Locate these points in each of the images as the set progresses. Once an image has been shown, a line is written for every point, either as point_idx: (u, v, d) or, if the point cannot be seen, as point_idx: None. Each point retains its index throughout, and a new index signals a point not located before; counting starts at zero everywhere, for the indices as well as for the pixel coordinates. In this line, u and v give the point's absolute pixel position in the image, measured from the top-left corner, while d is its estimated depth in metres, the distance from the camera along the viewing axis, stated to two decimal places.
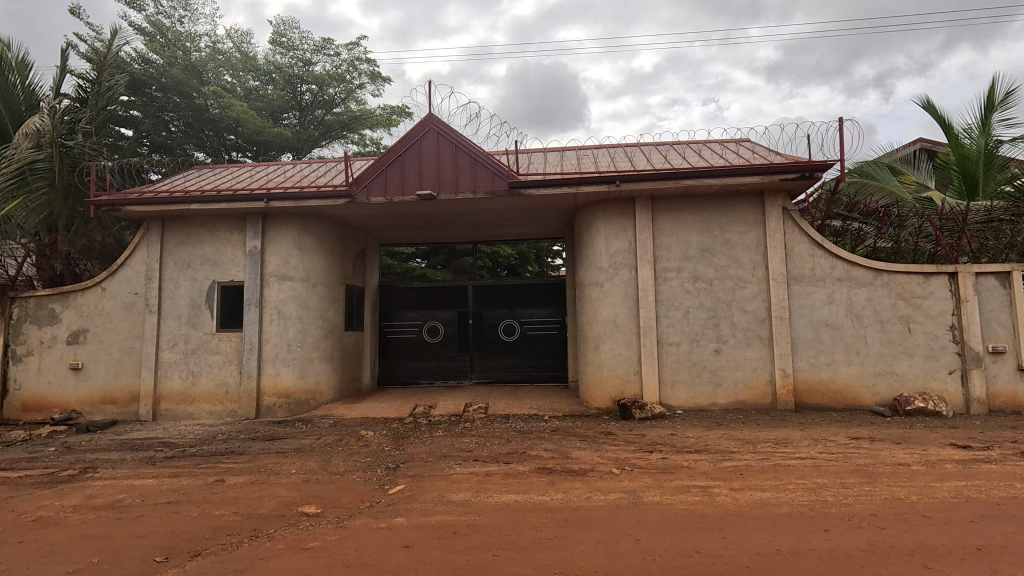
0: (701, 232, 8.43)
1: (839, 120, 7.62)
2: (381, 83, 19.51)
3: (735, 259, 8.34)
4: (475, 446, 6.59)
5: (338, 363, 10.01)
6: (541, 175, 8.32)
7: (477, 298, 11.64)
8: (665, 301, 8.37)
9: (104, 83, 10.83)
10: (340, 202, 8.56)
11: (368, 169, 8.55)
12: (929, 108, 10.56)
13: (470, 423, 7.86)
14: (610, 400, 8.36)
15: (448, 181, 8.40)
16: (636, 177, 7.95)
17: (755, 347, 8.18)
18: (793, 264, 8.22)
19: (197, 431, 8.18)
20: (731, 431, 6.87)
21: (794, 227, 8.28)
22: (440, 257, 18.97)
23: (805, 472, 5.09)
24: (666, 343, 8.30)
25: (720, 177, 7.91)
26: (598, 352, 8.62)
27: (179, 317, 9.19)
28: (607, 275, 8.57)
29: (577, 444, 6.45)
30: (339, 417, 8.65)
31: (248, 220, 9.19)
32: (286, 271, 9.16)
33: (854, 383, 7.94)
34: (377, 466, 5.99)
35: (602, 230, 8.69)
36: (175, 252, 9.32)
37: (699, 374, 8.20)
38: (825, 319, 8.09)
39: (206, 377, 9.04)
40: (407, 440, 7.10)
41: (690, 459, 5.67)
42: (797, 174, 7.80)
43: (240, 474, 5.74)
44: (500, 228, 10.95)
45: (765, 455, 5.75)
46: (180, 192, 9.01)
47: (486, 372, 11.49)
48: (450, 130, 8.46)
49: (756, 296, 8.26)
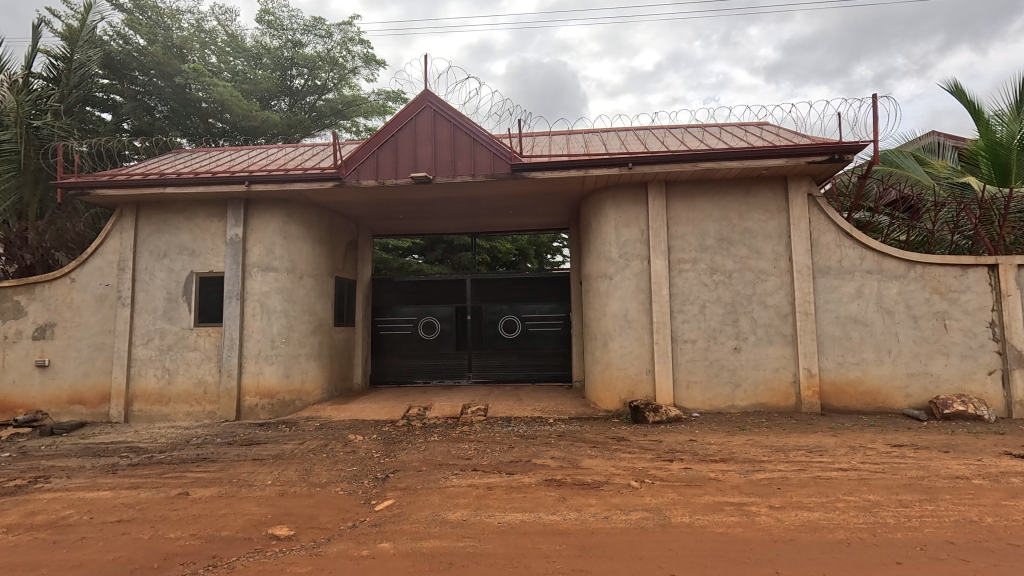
0: (719, 221, 7.79)
1: (873, 96, 6.98)
2: (376, 68, 18.85)
3: (756, 250, 7.70)
4: (474, 452, 5.96)
5: (327, 361, 9.34)
6: (547, 156, 7.66)
7: (476, 293, 10.99)
8: (680, 295, 7.74)
9: (76, 60, 10.12)
10: (328, 185, 7.90)
11: (359, 150, 7.89)
12: (957, 93, 9.96)
13: (468, 427, 7.22)
14: (620, 402, 7.73)
15: (445, 163, 7.74)
16: (650, 159, 7.29)
17: (777, 345, 7.54)
18: (819, 255, 7.58)
19: (170, 434, 7.50)
20: (756, 437, 6.23)
21: (820, 215, 7.64)
22: (437, 252, 18.38)
23: (851, 486, 4.46)
24: (681, 340, 7.66)
25: (742, 159, 7.25)
26: (607, 350, 7.98)
27: (154, 311, 8.50)
28: (617, 267, 7.93)
29: (587, 452, 5.81)
30: (325, 419, 7.98)
31: (229, 206, 8.51)
32: (269, 261, 8.48)
33: (885, 385, 7.31)
34: (363, 476, 5.33)
35: (612, 218, 8.04)
36: (150, 241, 8.63)
37: (717, 374, 7.57)
38: (853, 315, 7.46)
39: (183, 376, 8.36)
40: (399, 446, 6.45)
41: (717, 470, 5.02)
42: (826, 156, 7.15)
43: (208, 486, 5.07)
44: (500, 218, 10.31)
45: (800, 464, 5.11)
46: (155, 174, 8.32)
47: (486, 371, 10.84)
48: (448, 108, 7.80)
49: (779, 289, 7.62)
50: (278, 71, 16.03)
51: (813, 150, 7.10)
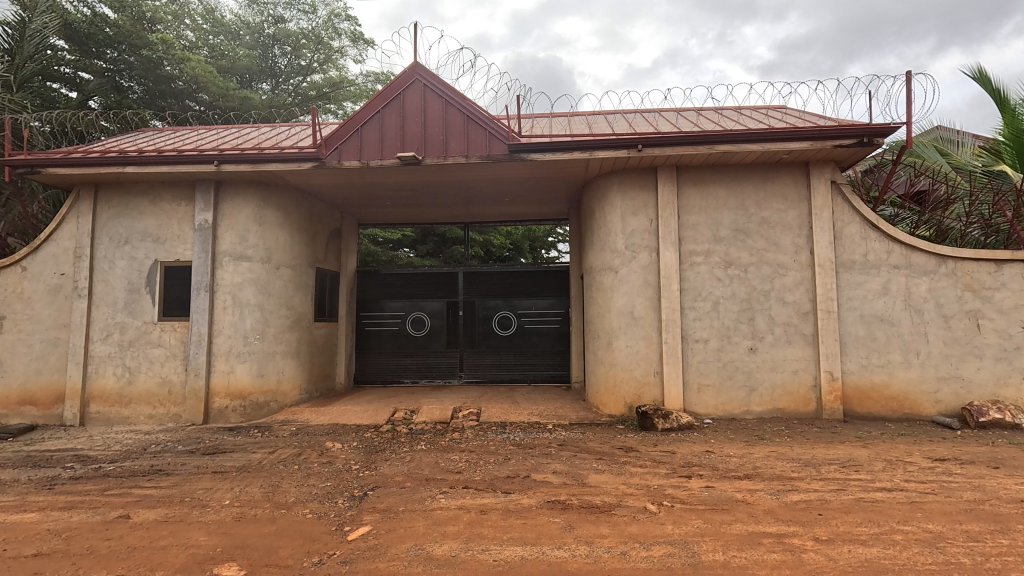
0: (734, 210, 7.16)
1: (907, 73, 6.34)
2: (363, 48, 18.14)
3: (775, 241, 7.08)
4: (465, 465, 5.29)
5: (306, 359, 8.61)
6: (547, 136, 6.98)
7: (469, 287, 10.31)
8: (691, 290, 7.10)
9: (31, 26, 9.28)
10: (306, 166, 7.16)
11: (342, 127, 7.15)
12: (982, 80, 9.38)
13: (459, 433, 6.56)
14: (625, 406, 7.09)
15: (436, 143, 7.02)
16: (663, 140, 6.62)
17: (796, 346, 6.94)
18: (842, 248, 6.97)
19: (127, 440, 6.75)
20: (779, 448, 5.62)
21: (844, 205, 7.02)
22: (428, 245, 17.67)
23: (903, 513, 3.83)
24: (692, 339, 7.04)
25: (762, 141, 6.60)
26: (610, 349, 7.34)
27: (114, 303, 7.72)
28: (623, 259, 7.27)
29: (592, 465, 5.16)
30: (302, 424, 7.26)
31: (198, 188, 7.74)
32: (242, 250, 7.72)
33: (912, 390, 6.74)
34: (338, 494, 4.61)
35: (618, 206, 7.37)
36: (110, 227, 7.84)
37: (730, 377, 6.96)
38: (879, 313, 6.86)
39: (146, 375, 7.60)
40: (382, 455, 5.77)
41: (743, 490, 4.40)
42: (854, 139, 6.51)
43: (155, 507, 4.35)
44: (495, 207, 9.63)
45: (838, 483, 4.47)
46: (114, 152, 7.52)
47: (478, 371, 10.17)
48: (440, 81, 7.08)
49: (799, 285, 7.01)
50: (260, 50, 15.47)
51: (841, 132, 6.45)
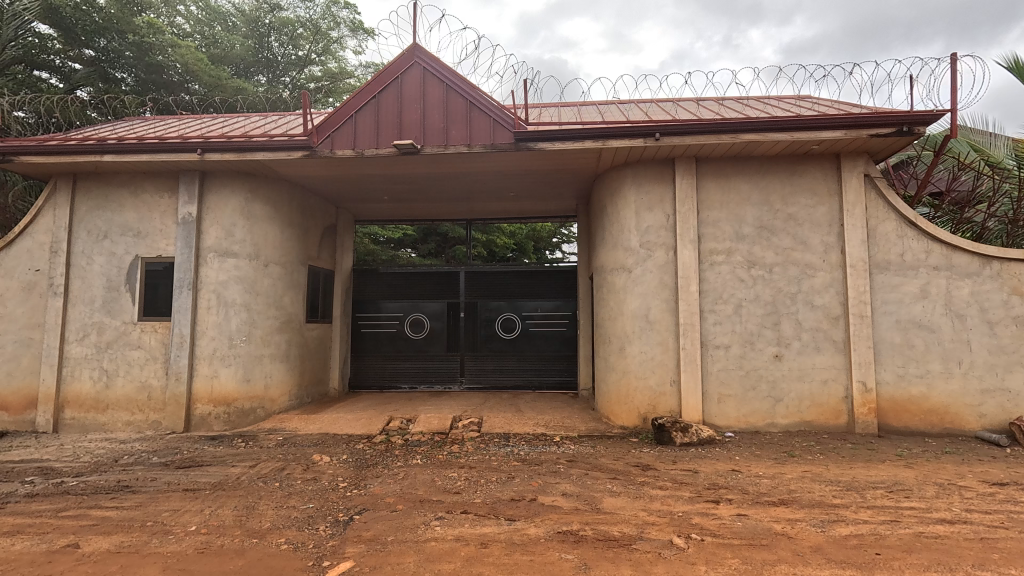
0: (758, 205, 6.61)
1: (952, 54, 5.78)
2: (363, 39, 17.81)
3: (803, 240, 6.52)
4: (464, 485, 4.75)
5: (296, 363, 8.08)
6: (555, 125, 6.44)
7: (471, 287, 9.78)
8: (711, 292, 6.55)
9: (9, 7, 8.91)
10: (295, 155, 6.64)
11: (335, 113, 6.63)
12: (1016, 70, 8.79)
13: (458, 446, 6.03)
14: (639, 418, 6.54)
15: (435, 131, 6.50)
16: (682, 128, 6.07)
17: (826, 353, 6.38)
18: (876, 248, 6.41)
19: (99, 450, 6.23)
20: (812, 468, 5.06)
21: (878, 200, 6.46)
22: (430, 244, 17.21)
23: (976, 554, 3.26)
24: (711, 345, 6.49)
25: (791, 130, 6.05)
26: (622, 355, 6.79)
27: (91, 302, 7.23)
28: (637, 258, 6.72)
29: (606, 487, 4.62)
30: (290, 433, 6.74)
31: (181, 179, 7.24)
32: (228, 246, 7.21)
33: (953, 402, 6.16)
34: (320, 519, 4.08)
35: (632, 201, 6.82)
36: (88, 220, 7.34)
37: (754, 387, 6.40)
38: (917, 319, 6.29)
39: (124, 379, 7.10)
40: (373, 471, 5.25)
41: (781, 520, 3.85)
42: (893, 128, 5.94)
43: (111, 534, 3.82)
44: (499, 203, 9.12)
45: (890, 514, 3.90)
46: (92, 139, 7.03)
47: (480, 377, 9.63)
48: (441, 64, 6.56)
49: (829, 287, 6.45)
50: (255, 37, 15.16)
51: (878, 120, 5.89)
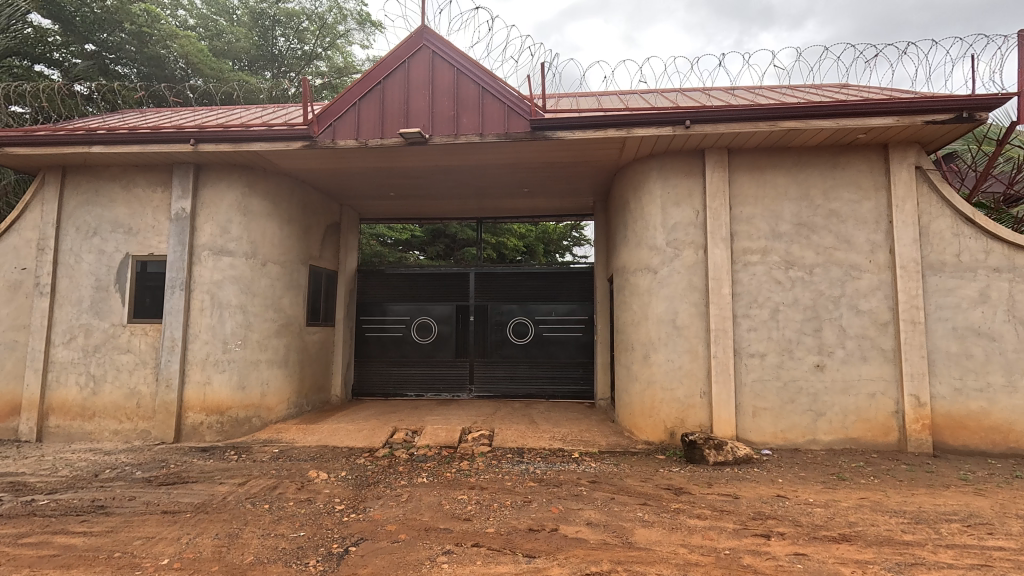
0: (797, 201, 6.04)
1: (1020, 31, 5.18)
2: (370, 33, 17.54)
3: (847, 238, 5.94)
4: (475, 510, 4.22)
5: (295, 369, 7.60)
6: (574, 112, 5.93)
7: (481, 289, 9.26)
8: (745, 296, 5.99)
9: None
10: (295, 145, 6.18)
11: (336, 101, 6.16)
12: None
13: (468, 463, 5.51)
14: (665, 433, 5.97)
15: (444, 119, 6.01)
16: (716, 115, 5.52)
17: (873, 363, 5.78)
18: (929, 248, 5.81)
19: (80, 462, 5.76)
20: (869, 495, 4.46)
21: (931, 195, 5.86)
22: (438, 247, 16.71)
23: None
24: (746, 353, 5.92)
25: (837, 117, 5.47)
26: (646, 363, 6.24)
27: (79, 303, 6.80)
28: (663, 258, 6.18)
29: (637, 515, 4.06)
30: (286, 445, 6.25)
31: (175, 173, 6.81)
32: (223, 243, 6.76)
33: (1018, 419, 5.52)
34: (311, 551, 3.56)
35: (658, 195, 6.27)
36: (77, 216, 6.93)
37: (793, 400, 5.82)
38: (976, 326, 5.67)
39: (112, 385, 6.66)
40: (373, 491, 4.74)
41: (849, 562, 3.27)
42: (951, 114, 5.35)
43: (70, 568, 3.32)
44: (511, 200, 8.61)
45: (978, 557, 3.31)
46: (80, 129, 6.61)
47: (490, 385, 9.10)
48: (450, 47, 6.07)
49: (876, 290, 5.85)
50: (258, 28, 15.20)
51: (935, 105, 5.30)
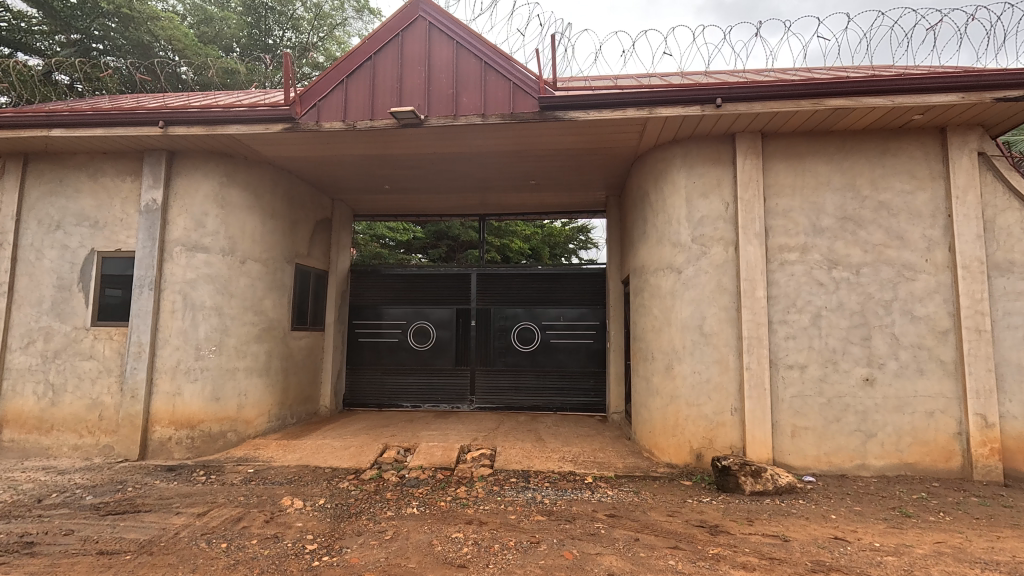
0: (841, 191, 5.32)
1: None
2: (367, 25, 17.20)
3: (899, 234, 5.21)
4: (472, 554, 3.51)
5: (278, 378, 6.92)
6: (587, 90, 5.24)
7: (484, 292, 8.57)
8: (782, 299, 5.26)
9: None
10: (275, 129, 5.53)
11: (322, 78, 5.51)
12: None
13: (465, 489, 4.81)
14: (690, 455, 5.25)
15: (441, 100, 5.34)
16: (753, 91, 4.81)
17: (932, 378, 5.03)
18: (995, 245, 5.08)
19: (28, 483, 5.09)
20: (947, 538, 3.70)
21: (997, 185, 5.12)
22: (439, 248, 15.96)
23: None
24: (783, 365, 5.19)
25: (894, 93, 4.74)
26: (669, 376, 5.53)
27: (39, 304, 6.16)
28: (687, 256, 5.47)
29: (670, 565, 3.32)
30: (263, 465, 5.56)
31: (146, 160, 6.17)
32: (197, 239, 6.10)
33: None
34: None
35: (682, 185, 5.57)
36: (39, 208, 6.30)
37: (838, 419, 5.08)
38: None
39: (73, 395, 5.99)
40: (353, 525, 4.04)
41: None
42: None
43: None
44: (516, 194, 7.93)
45: None
46: (41, 110, 5.97)
47: (493, 395, 8.39)
48: (449, 18, 5.41)
49: (933, 293, 5.12)
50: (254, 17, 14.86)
51: (1008, 79, 4.57)
